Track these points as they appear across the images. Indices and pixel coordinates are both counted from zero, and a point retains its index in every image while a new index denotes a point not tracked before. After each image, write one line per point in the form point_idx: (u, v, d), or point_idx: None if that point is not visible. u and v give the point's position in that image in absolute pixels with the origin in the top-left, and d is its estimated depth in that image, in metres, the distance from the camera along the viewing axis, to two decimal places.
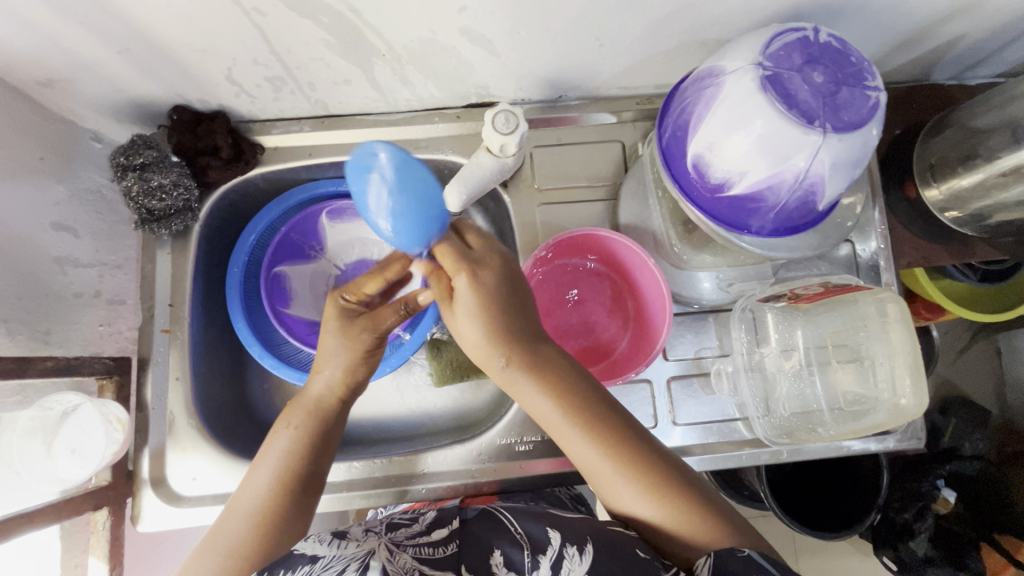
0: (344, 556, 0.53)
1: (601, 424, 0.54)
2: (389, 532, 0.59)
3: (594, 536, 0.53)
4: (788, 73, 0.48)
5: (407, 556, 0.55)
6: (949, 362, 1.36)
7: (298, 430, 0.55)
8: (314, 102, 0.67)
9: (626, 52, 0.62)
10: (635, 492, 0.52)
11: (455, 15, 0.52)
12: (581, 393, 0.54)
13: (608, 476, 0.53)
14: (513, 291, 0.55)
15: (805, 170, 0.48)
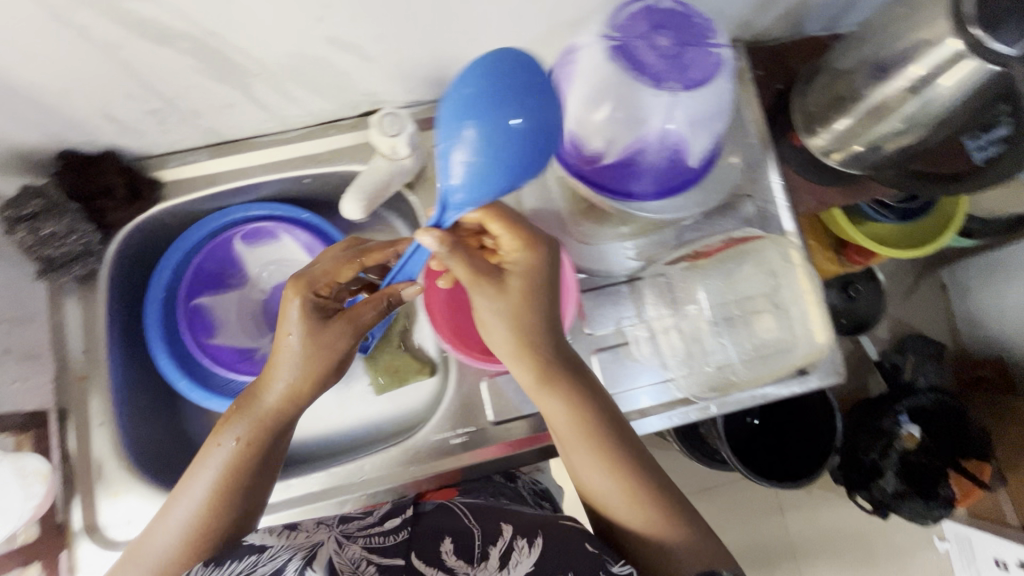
0: (294, 544, 0.53)
1: (586, 420, 0.56)
2: (341, 524, 0.60)
3: (546, 532, 0.55)
4: (634, 40, 0.50)
5: (356, 548, 0.54)
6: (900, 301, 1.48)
7: (246, 442, 0.55)
8: (204, 130, 0.67)
9: (501, 41, 0.63)
10: (611, 485, 0.55)
11: (315, 25, 0.53)
12: (578, 389, 0.56)
13: (590, 464, 0.55)
14: (552, 295, 0.56)
15: (665, 131, 0.51)
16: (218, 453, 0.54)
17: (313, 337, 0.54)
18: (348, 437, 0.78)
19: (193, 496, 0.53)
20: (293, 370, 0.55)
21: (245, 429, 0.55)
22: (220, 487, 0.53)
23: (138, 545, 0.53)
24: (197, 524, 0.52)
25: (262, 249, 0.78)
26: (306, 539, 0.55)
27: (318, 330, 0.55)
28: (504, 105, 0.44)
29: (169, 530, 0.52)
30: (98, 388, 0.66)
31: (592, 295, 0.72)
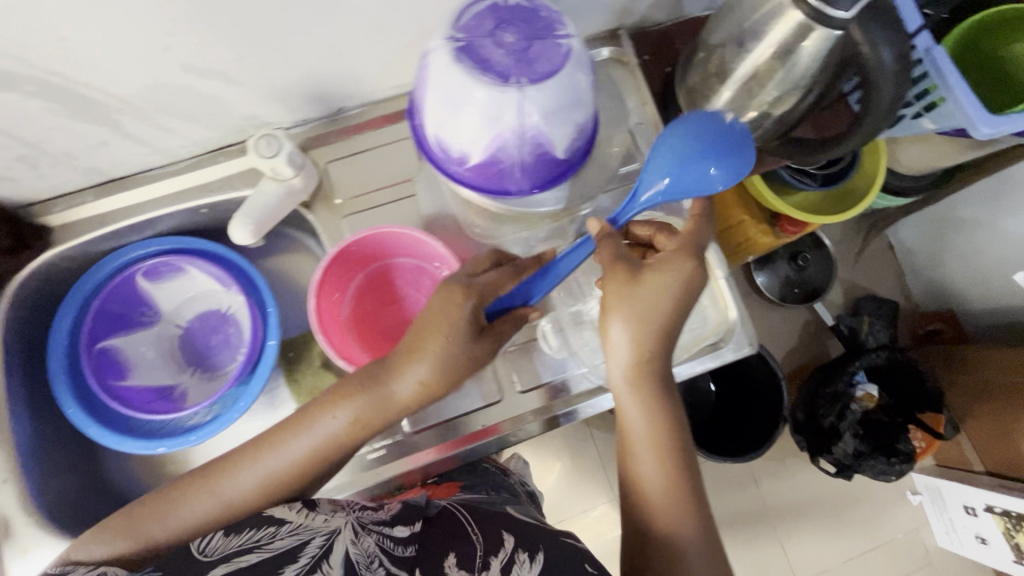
0: (313, 528, 0.54)
1: (671, 416, 0.55)
2: (356, 510, 0.60)
3: (546, 547, 0.58)
4: (479, 39, 0.50)
5: (371, 540, 0.56)
6: (850, 266, 1.47)
7: (347, 419, 0.56)
8: (85, 171, 0.66)
9: (372, 52, 0.63)
10: (657, 478, 0.55)
11: (165, 54, 0.53)
12: (671, 407, 0.55)
13: (645, 458, 0.55)
14: (705, 281, 0.56)
15: (522, 126, 0.51)
16: (325, 425, 0.56)
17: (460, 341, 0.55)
18: None
19: (285, 452, 0.56)
20: (421, 373, 0.54)
21: (362, 408, 0.55)
22: (308, 450, 0.56)
23: (220, 475, 0.57)
24: (265, 478, 0.57)
25: (169, 283, 0.76)
26: (326, 522, 0.55)
27: (467, 342, 0.55)
28: (695, 160, 0.59)
29: (246, 475, 0.57)
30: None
31: None
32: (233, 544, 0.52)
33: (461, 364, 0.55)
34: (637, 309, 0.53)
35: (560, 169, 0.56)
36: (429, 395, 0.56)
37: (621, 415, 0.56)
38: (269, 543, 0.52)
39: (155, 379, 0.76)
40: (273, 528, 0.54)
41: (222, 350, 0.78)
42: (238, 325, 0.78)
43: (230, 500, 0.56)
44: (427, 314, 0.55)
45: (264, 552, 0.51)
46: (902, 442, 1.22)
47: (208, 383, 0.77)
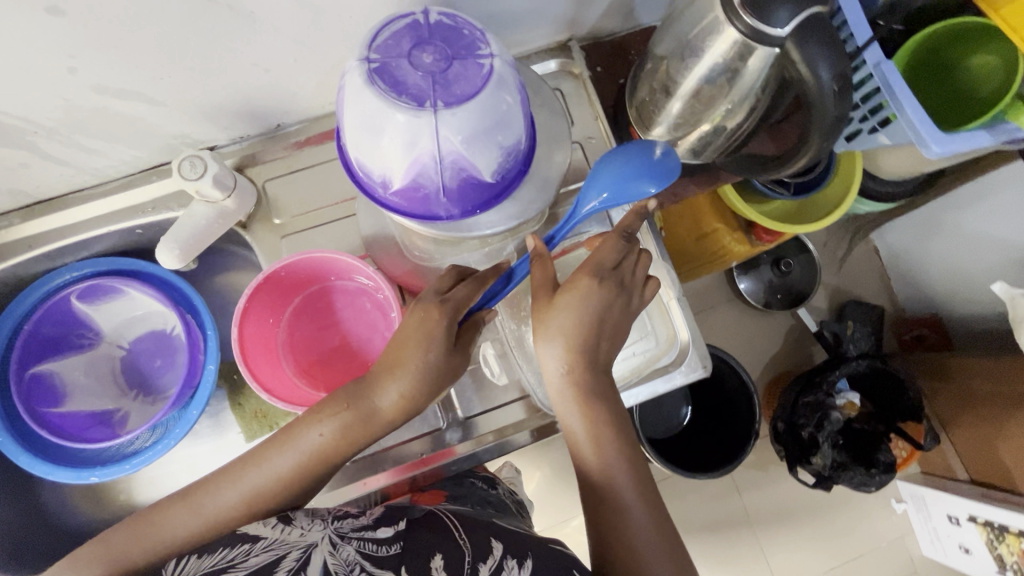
0: (287, 542, 0.52)
1: (607, 408, 0.56)
2: (335, 521, 0.56)
3: (535, 553, 0.56)
4: (394, 60, 0.48)
5: (351, 549, 0.52)
6: (836, 272, 1.42)
7: (333, 434, 0.54)
8: (9, 194, 0.64)
9: (302, 68, 0.61)
10: (600, 469, 0.56)
11: (72, 76, 0.51)
12: (618, 423, 0.56)
13: (615, 474, 0.55)
14: (617, 289, 0.56)
15: (441, 151, 0.49)
16: (306, 440, 0.55)
17: (440, 352, 0.54)
18: None
19: (266, 468, 0.55)
20: (401, 387, 0.54)
21: (344, 424, 0.54)
22: (294, 466, 0.55)
23: (202, 492, 0.55)
24: (252, 496, 0.55)
25: (108, 306, 0.75)
26: (301, 536, 0.53)
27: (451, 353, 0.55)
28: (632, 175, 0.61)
29: (230, 490, 0.55)
30: None
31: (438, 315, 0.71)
32: (204, 565, 0.49)
33: (446, 376, 0.55)
34: (548, 327, 0.55)
35: (489, 193, 0.54)
36: (414, 408, 0.55)
37: (560, 409, 0.57)
38: (242, 561, 0.49)
39: (94, 403, 0.74)
40: (247, 546, 0.51)
41: (165, 373, 0.77)
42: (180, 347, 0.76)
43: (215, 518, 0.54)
44: (406, 330, 0.55)
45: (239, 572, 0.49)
46: (882, 455, 1.19)
47: (150, 406, 0.76)
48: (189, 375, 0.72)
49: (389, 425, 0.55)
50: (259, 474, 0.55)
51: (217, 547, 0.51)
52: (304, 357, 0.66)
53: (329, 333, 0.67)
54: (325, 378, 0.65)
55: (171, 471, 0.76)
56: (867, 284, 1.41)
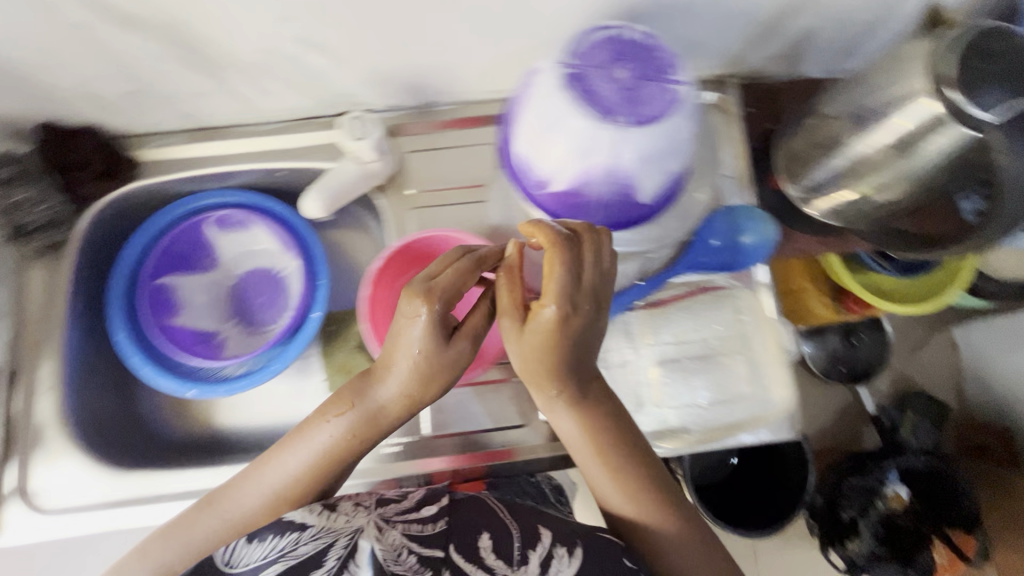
0: (333, 530, 0.49)
1: (606, 421, 0.54)
2: (377, 505, 0.53)
3: (584, 537, 0.51)
4: (591, 70, 0.49)
5: (397, 534, 0.49)
6: (906, 355, 1.32)
7: (348, 429, 0.53)
8: (181, 115, 0.68)
9: (476, 54, 0.63)
10: (613, 486, 0.53)
11: (283, 24, 0.54)
12: (628, 453, 0.54)
13: (640, 505, 0.53)
14: (591, 317, 0.51)
15: (612, 165, 0.49)
16: (320, 433, 0.54)
17: (407, 362, 0.51)
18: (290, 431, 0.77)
19: (282, 464, 0.54)
20: (405, 386, 0.52)
21: (356, 422, 0.53)
22: (310, 464, 0.54)
23: (226, 493, 0.55)
24: (278, 494, 0.54)
25: (235, 235, 0.78)
26: (347, 523, 0.50)
27: (433, 355, 0.51)
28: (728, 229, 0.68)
29: (252, 492, 0.54)
30: (49, 355, 0.67)
31: None
32: (257, 554, 0.48)
33: (444, 372, 0.52)
34: (511, 348, 0.52)
35: (640, 213, 0.55)
36: (421, 403, 0.54)
37: (557, 423, 0.55)
38: (292, 551, 0.48)
39: (199, 322, 0.78)
40: (295, 535, 0.49)
41: (266, 310, 0.80)
42: (287, 290, 0.79)
43: (241, 521, 0.54)
44: (394, 328, 0.52)
45: (289, 561, 0.47)
46: (920, 556, 1.06)
47: (247, 338, 0.78)
48: (295, 319, 0.75)
49: (404, 412, 0.54)
50: (281, 475, 0.54)
51: (268, 532, 0.50)
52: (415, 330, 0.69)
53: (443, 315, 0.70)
54: None
55: (252, 404, 0.78)
56: (942, 375, 1.31)
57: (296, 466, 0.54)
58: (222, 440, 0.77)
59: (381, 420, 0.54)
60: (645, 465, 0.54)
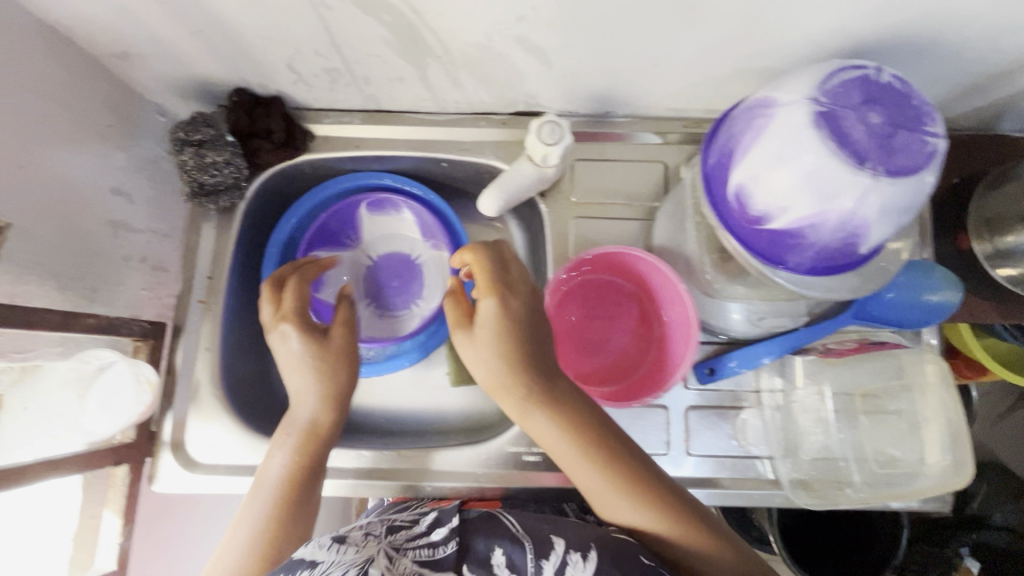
0: (348, 562, 0.48)
1: (589, 436, 0.53)
2: (388, 535, 0.56)
3: (598, 542, 0.50)
4: (843, 110, 0.46)
5: (407, 561, 0.50)
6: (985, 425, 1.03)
7: (294, 453, 0.59)
8: (366, 96, 0.68)
9: (680, 73, 0.61)
10: (625, 502, 0.52)
11: (513, 24, 0.53)
12: (608, 446, 0.52)
13: (609, 496, 0.52)
14: (522, 309, 0.55)
15: (851, 211, 0.47)
16: (290, 441, 0.60)
17: (304, 343, 0.61)
18: (414, 417, 0.79)
19: (270, 472, 0.59)
20: (310, 373, 0.61)
21: (294, 441, 0.60)
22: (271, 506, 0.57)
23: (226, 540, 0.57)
24: (277, 504, 0.57)
25: (380, 220, 0.79)
26: (355, 554, 0.50)
27: (316, 336, 0.62)
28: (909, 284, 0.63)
29: (241, 528, 0.56)
30: (210, 314, 0.69)
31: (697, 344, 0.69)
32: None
33: (342, 349, 0.63)
34: (475, 368, 0.56)
35: (851, 261, 0.52)
36: (341, 399, 0.62)
37: (551, 449, 0.54)
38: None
39: (336, 301, 0.78)
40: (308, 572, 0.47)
41: (399, 297, 0.80)
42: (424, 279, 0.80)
43: (256, 548, 0.55)
44: (281, 350, 0.62)
45: None
46: None
47: (380, 323, 0.78)
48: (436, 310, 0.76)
49: (340, 399, 0.62)
50: (269, 484, 0.58)
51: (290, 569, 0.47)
52: (582, 360, 0.67)
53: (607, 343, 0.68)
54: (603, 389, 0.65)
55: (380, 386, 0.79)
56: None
57: (275, 474, 0.59)
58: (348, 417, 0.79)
59: (336, 400, 0.61)
60: (633, 463, 0.53)
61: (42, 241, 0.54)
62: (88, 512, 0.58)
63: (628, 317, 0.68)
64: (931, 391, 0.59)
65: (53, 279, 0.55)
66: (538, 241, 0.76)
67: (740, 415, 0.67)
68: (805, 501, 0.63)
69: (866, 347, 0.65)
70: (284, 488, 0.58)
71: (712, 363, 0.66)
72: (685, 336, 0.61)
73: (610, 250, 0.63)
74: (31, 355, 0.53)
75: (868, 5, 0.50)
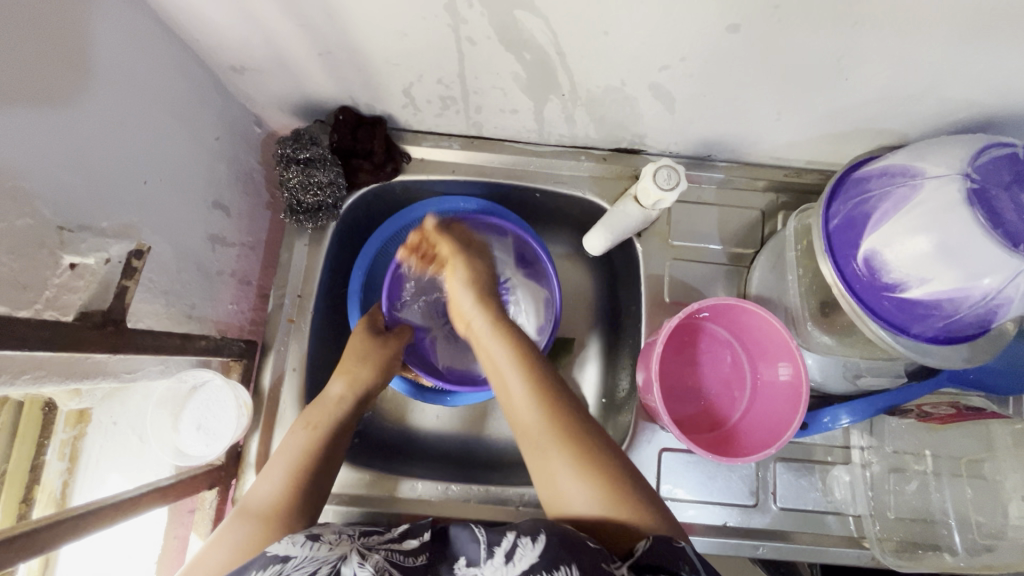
0: (318, 558, 0.45)
1: (554, 404, 0.54)
2: (363, 534, 0.51)
3: (546, 524, 0.47)
4: (996, 190, 0.46)
5: (379, 558, 0.46)
6: None
7: (314, 429, 0.59)
8: (471, 123, 0.67)
9: (800, 127, 0.61)
10: (568, 466, 0.51)
11: (655, 71, 0.53)
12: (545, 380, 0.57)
13: (537, 429, 0.53)
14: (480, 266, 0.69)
15: (996, 290, 0.47)
16: (304, 426, 0.59)
17: (363, 347, 0.66)
18: (486, 445, 0.78)
19: (264, 490, 0.54)
20: (354, 366, 0.64)
21: (316, 416, 0.60)
22: (300, 450, 0.57)
23: (243, 503, 0.53)
24: (279, 499, 0.53)
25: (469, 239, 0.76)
26: (329, 551, 0.46)
27: (368, 340, 0.67)
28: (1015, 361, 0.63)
29: (259, 490, 0.54)
30: (298, 334, 0.67)
31: None
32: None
33: (386, 356, 0.67)
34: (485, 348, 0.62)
35: (978, 332, 0.52)
36: (363, 384, 0.63)
37: (514, 412, 0.56)
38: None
39: (412, 315, 0.77)
40: (277, 567, 0.44)
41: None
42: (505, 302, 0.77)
43: (252, 539, 0.49)
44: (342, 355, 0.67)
45: None
46: None
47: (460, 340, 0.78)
48: None
49: (359, 402, 0.63)
50: (259, 501, 0.53)
51: (248, 568, 0.44)
52: (677, 407, 0.67)
53: (702, 392, 0.68)
54: (698, 439, 0.65)
55: (453, 411, 0.79)
56: None
57: (270, 487, 0.54)
58: (420, 442, 0.78)
59: (363, 400, 0.64)
60: (599, 439, 0.53)
61: (155, 259, 0.53)
62: (172, 532, 0.59)
63: (715, 359, 0.68)
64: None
65: (161, 296, 0.54)
66: (625, 278, 0.76)
67: (829, 470, 0.67)
68: (895, 561, 0.63)
69: (963, 414, 0.63)
70: (290, 485, 0.54)
71: (804, 418, 0.65)
72: (791, 400, 0.60)
73: (709, 302, 0.61)
74: (137, 375, 0.53)
75: (1018, 82, 0.50)
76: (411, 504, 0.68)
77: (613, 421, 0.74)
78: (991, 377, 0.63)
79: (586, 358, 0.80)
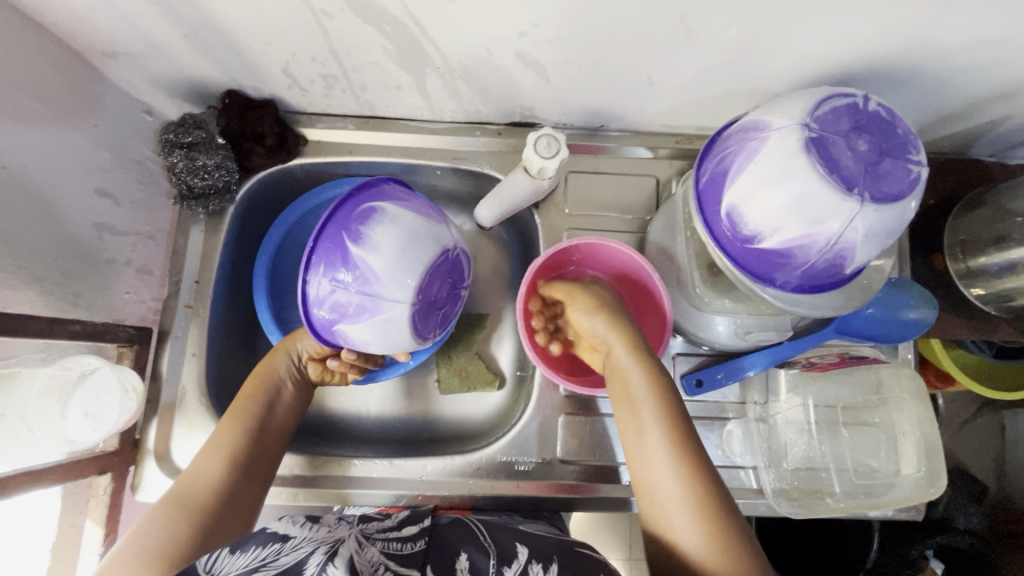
0: (316, 538, 0.50)
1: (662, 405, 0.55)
2: (361, 522, 0.55)
3: (561, 558, 0.52)
4: (833, 137, 0.48)
5: (376, 549, 0.50)
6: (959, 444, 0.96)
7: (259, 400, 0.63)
8: (362, 102, 0.68)
9: (673, 93, 0.63)
10: (671, 482, 0.51)
11: (516, 39, 0.54)
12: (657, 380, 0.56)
13: (653, 450, 0.53)
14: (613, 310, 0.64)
15: (839, 233, 0.49)
16: (251, 409, 0.62)
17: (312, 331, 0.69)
18: (403, 424, 0.79)
19: (201, 472, 0.56)
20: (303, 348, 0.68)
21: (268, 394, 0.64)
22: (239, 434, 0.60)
23: (186, 484, 0.56)
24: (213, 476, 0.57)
25: (396, 224, 0.57)
26: (328, 534, 0.52)
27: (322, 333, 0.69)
28: (886, 306, 0.65)
29: (205, 469, 0.57)
30: (197, 321, 0.69)
31: (675, 358, 0.71)
32: (238, 564, 0.45)
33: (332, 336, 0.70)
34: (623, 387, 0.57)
35: (838, 278, 0.53)
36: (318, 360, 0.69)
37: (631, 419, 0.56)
38: (274, 559, 0.47)
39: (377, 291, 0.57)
40: (277, 545, 0.49)
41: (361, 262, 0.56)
42: (377, 252, 0.55)
43: (180, 525, 0.52)
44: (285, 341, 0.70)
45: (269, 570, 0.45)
46: None
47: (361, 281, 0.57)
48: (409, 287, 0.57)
49: (303, 386, 0.68)
50: (199, 492, 0.55)
51: (249, 543, 0.49)
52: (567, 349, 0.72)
53: None
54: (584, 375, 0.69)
55: (367, 392, 0.79)
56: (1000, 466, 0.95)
57: (212, 473, 0.57)
58: (337, 423, 0.78)
59: (306, 385, 0.69)
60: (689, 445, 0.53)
61: (21, 246, 0.53)
62: (68, 521, 0.58)
63: None
64: (907, 408, 0.62)
65: (35, 283, 0.55)
66: (531, 251, 0.78)
67: (727, 426, 0.69)
68: (790, 509, 0.66)
69: (847, 361, 0.66)
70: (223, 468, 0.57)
71: (700, 375, 0.69)
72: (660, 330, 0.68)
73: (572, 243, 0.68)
74: (11, 361, 0.52)
75: (857, 37, 0.52)
76: (315, 482, 0.69)
77: (524, 394, 0.76)
78: (868, 325, 0.66)
79: (501, 334, 0.81)
